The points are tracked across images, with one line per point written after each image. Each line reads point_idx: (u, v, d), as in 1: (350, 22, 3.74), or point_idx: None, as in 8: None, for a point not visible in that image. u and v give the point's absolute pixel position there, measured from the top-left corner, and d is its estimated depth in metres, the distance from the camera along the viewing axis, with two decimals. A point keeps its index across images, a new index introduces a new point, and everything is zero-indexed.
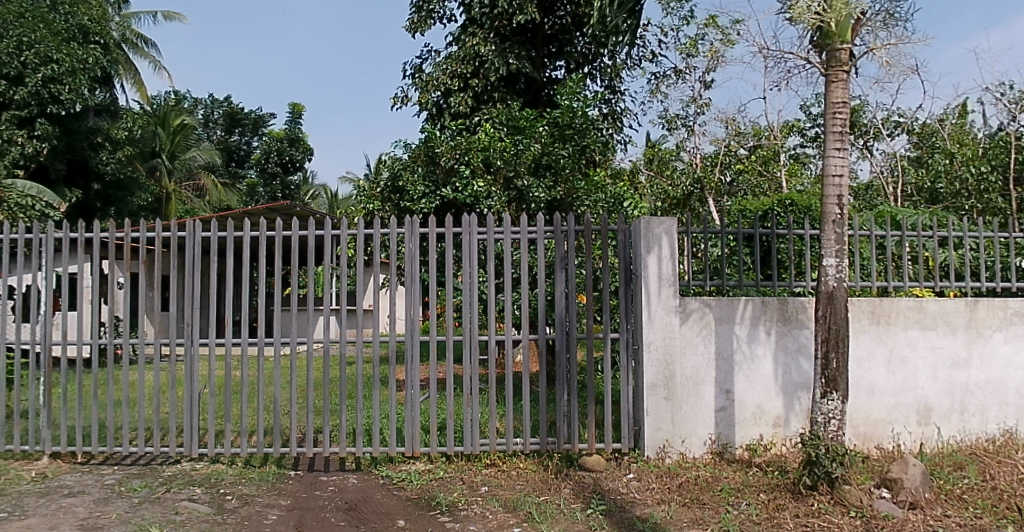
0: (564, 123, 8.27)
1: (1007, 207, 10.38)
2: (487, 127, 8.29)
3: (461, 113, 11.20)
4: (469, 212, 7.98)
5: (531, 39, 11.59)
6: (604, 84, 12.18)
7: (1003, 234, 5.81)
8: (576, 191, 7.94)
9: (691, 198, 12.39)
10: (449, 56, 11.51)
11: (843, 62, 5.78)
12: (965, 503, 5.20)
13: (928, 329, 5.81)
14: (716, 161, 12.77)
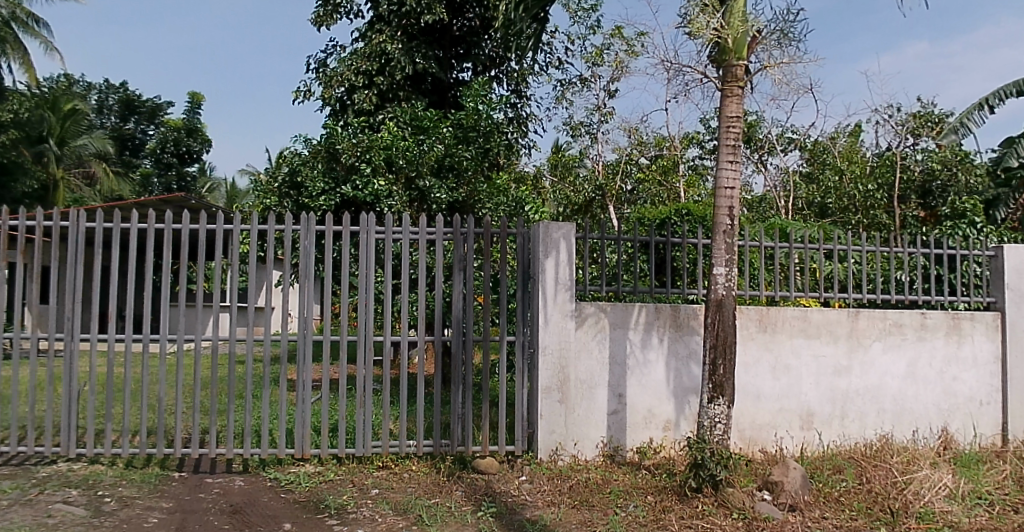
0: (469, 126, 8.22)
1: (889, 223, 12.59)
2: (391, 125, 8.17)
3: (365, 110, 11.09)
4: (368, 212, 7.90)
5: (439, 40, 11.52)
6: (511, 88, 12.27)
7: (884, 248, 5.87)
8: (478, 193, 7.97)
9: (592, 205, 13.63)
10: (355, 52, 11.37)
11: (738, 78, 5.93)
12: (841, 505, 5.43)
13: (812, 338, 5.95)
14: (617, 168, 13.87)
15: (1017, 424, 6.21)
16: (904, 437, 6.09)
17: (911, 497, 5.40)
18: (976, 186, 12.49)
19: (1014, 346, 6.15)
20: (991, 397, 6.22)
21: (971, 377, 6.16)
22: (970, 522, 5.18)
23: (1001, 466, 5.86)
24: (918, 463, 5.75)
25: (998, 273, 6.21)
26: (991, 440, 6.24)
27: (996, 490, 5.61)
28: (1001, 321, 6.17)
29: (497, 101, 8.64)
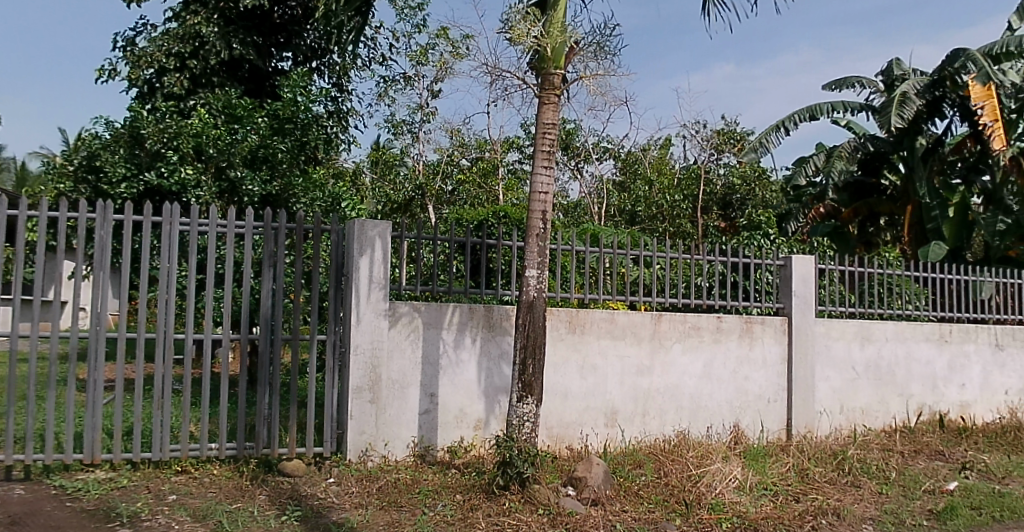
0: (285, 117, 8.08)
1: (691, 233, 14.39)
2: (201, 111, 7.99)
3: (175, 95, 10.29)
4: (174, 202, 7.65)
5: (258, 26, 10.92)
6: (332, 81, 11.75)
7: (685, 256, 6.22)
8: (293, 187, 7.96)
9: (411, 204, 14.95)
10: (166, 31, 10.58)
11: (555, 86, 6.01)
12: (639, 498, 5.68)
13: (618, 339, 6.17)
14: (438, 169, 15.06)
15: (800, 420, 6.76)
16: (700, 433, 6.45)
17: (704, 489, 5.73)
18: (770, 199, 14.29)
19: (797, 348, 6.70)
20: (778, 396, 6.72)
21: (761, 377, 6.63)
22: (757, 512, 5.56)
23: (786, 458, 6.32)
24: (711, 457, 6.10)
25: (787, 282, 6.73)
26: (776, 434, 6.75)
27: (780, 481, 6.03)
28: (788, 325, 6.70)
29: (317, 95, 8.54)
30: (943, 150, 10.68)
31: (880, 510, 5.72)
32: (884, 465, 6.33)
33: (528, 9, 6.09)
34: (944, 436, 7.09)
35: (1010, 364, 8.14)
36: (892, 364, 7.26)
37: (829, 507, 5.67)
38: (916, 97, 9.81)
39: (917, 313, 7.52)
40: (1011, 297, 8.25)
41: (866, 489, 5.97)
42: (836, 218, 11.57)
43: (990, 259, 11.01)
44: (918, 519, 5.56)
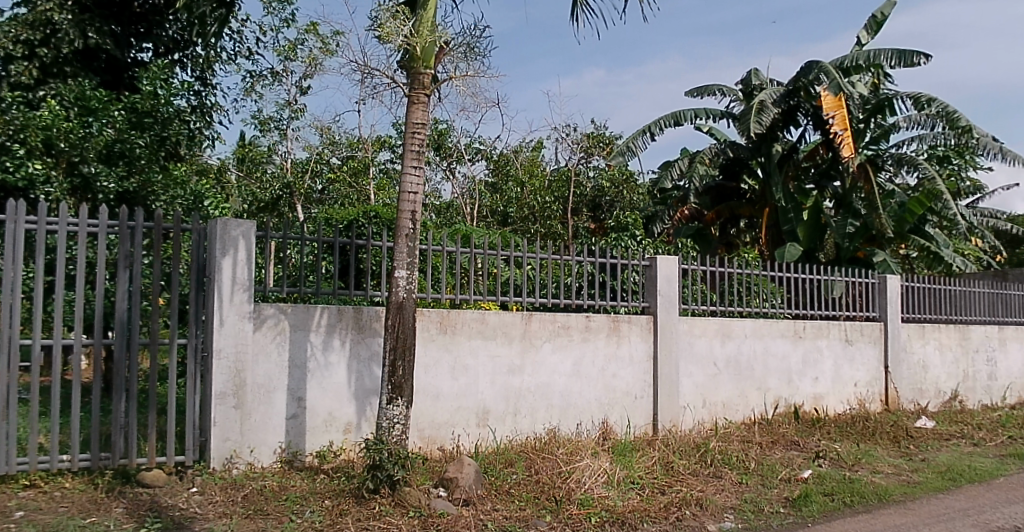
0: (144, 111, 7.91)
1: (562, 234, 14.76)
2: (50, 102, 7.52)
3: (22, 85, 9.07)
4: (19, 198, 7.07)
5: (116, 14, 10.07)
6: (195, 75, 11.08)
7: (555, 256, 6.37)
8: (152, 184, 7.66)
9: (278, 203, 14.31)
10: (12, 17, 9.35)
11: (425, 86, 6.00)
12: (510, 496, 5.73)
13: (488, 339, 6.24)
14: (308, 167, 14.80)
15: (665, 415, 7.02)
16: (570, 429, 6.59)
17: (574, 485, 5.84)
18: (636, 202, 15.13)
19: (662, 346, 6.96)
20: (645, 392, 6.95)
21: (628, 373, 6.85)
22: (624, 505, 5.71)
23: (652, 452, 6.51)
24: (581, 453, 6.22)
25: (651, 282, 7.01)
26: (643, 429, 6.99)
27: (646, 475, 6.19)
28: (653, 323, 6.96)
29: (178, 89, 8.44)
30: (797, 156, 11.61)
31: (740, 499, 5.99)
32: (743, 455, 6.62)
33: (398, 9, 6.10)
34: (798, 427, 7.52)
35: (858, 358, 8.73)
36: (750, 360, 7.64)
37: (693, 498, 5.89)
38: (773, 105, 10.59)
39: (774, 311, 7.95)
40: (859, 295, 8.87)
41: (728, 479, 6.23)
42: (699, 221, 12.32)
43: (841, 260, 11.71)
44: (775, 506, 5.84)
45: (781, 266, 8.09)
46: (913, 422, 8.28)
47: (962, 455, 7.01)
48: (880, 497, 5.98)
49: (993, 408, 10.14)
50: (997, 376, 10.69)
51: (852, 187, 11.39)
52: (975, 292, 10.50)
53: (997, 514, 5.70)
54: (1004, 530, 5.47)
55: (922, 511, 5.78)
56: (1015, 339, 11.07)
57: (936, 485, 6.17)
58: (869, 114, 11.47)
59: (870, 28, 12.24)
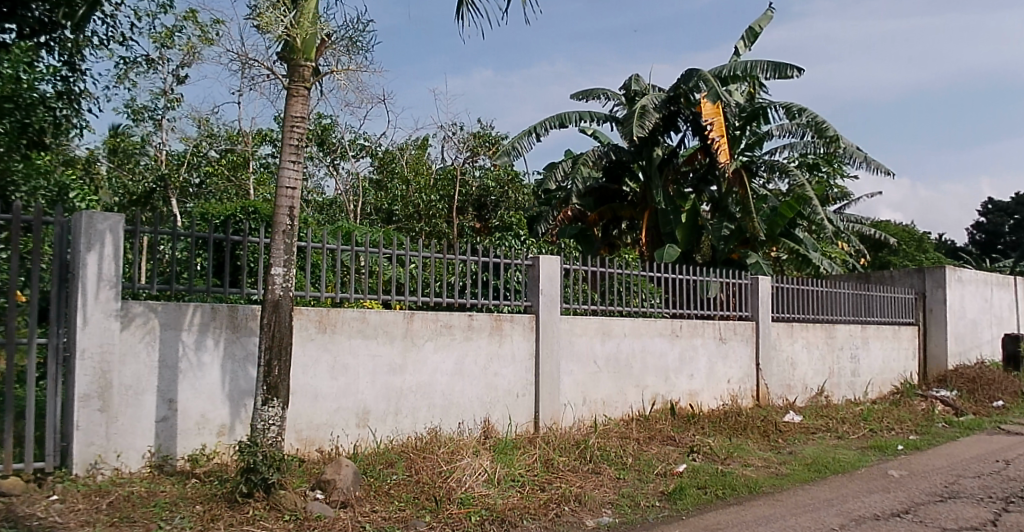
0: (4, 96, 7.48)
1: (447, 232, 14.29)
2: None
3: None
4: None
5: None
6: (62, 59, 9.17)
7: (438, 255, 6.42)
8: (13, 172, 7.37)
9: (151, 196, 13.65)
10: None
11: (305, 79, 5.92)
12: (389, 497, 5.65)
13: (369, 338, 6.20)
14: (183, 160, 14.25)
15: (546, 412, 7.16)
16: (451, 428, 6.62)
17: (454, 485, 5.81)
18: (521, 202, 14.92)
19: (543, 344, 7.10)
20: (526, 390, 7.06)
21: (510, 372, 6.95)
22: (503, 503, 5.73)
23: (532, 450, 6.56)
24: (461, 453, 6.22)
25: (534, 281, 7.15)
26: (524, 427, 7.10)
27: (526, 472, 6.22)
28: (536, 322, 7.09)
29: (43, 74, 8.02)
30: (678, 161, 12.25)
31: (617, 494, 6.09)
32: (621, 451, 6.76)
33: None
34: (673, 422, 7.80)
35: (731, 356, 9.09)
36: (628, 357, 7.89)
37: (572, 494, 5.97)
38: (654, 110, 11.15)
39: (653, 310, 8.22)
40: (734, 295, 9.25)
41: (606, 475, 6.34)
42: (582, 222, 12.95)
43: (716, 262, 12.38)
44: (651, 500, 5.97)
45: (660, 267, 8.37)
46: (781, 416, 8.70)
47: (825, 447, 7.45)
48: (749, 489, 6.18)
49: (856, 403, 10.78)
50: (860, 373, 11.42)
51: (728, 190, 11.91)
52: (843, 293, 11.12)
53: (857, 503, 5.98)
54: (863, 518, 5.73)
55: (790, 502, 5.98)
56: (876, 338, 11.87)
57: (801, 476, 6.44)
58: (745, 121, 12.04)
59: (748, 38, 12.70)
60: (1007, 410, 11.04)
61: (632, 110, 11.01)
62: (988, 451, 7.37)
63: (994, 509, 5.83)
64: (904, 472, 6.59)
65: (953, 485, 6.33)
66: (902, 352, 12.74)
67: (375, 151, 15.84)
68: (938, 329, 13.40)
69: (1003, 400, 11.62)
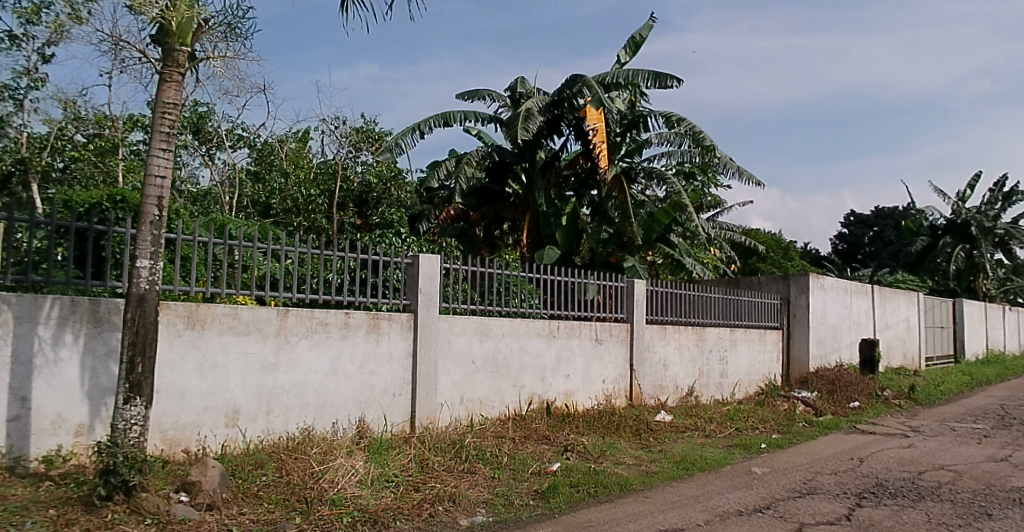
0: None
1: (327, 228, 13.42)
2: None
3: None
4: None
5: None
6: None
7: (315, 251, 6.39)
8: None
9: (11, 180, 11.94)
10: None
11: (180, 64, 5.67)
12: (258, 499, 5.48)
13: (240, 335, 6.05)
14: (45, 143, 13.12)
15: (422, 412, 7.20)
16: (325, 428, 6.56)
17: (326, 486, 5.69)
18: (404, 200, 14.22)
19: (420, 344, 7.16)
20: (402, 389, 7.09)
21: (387, 371, 6.96)
22: (376, 504, 5.65)
23: (408, 450, 6.52)
24: (335, 453, 6.12)
25: (413, 280, 7.23)
26: (399, 427, 7.11)
27: (401, 472, 6.18)
28: (414, 320, 7.15)
29: None
30: (558, 164, 12.83)
31: (491, 493, 6.12)
32: (497, 451, 6.82)
33: None
34: (549, 422, 8.05)
35: (606, 357, 9.37)
36: (506, 357, 8.04)
37: (446, 494, 5.95)
38: (538, 113, 11.49)
39: (532, 311, 8.39)
40: (611, 297, 9.53)
41: (481, 474, 6.38)
42: (464, 221, 13.34)
43: (595, 264, 12.85)
44: (525, 499, 6.01)
45: (541, 268, 8.51)
46: (653, 416, 9.04)
47: (692, 447, 7.78)
48: (620, 486, 6.33)
49: (722, 403, 11.25)
50: (727, 373, 11.92)
51: (607, 195, 12.72)
52: (712, 297, 11.60)
53: (721, 499, 6.17)
54: (727, 514, 5.86)
55: (658, 499, 6.12)
56: (743, 341, 12.44)
57: (670, 474, 6.64)
58: (625, 128, 12.58)
59: (629, 48, 13.11)
60: (862, 410, 11.62)
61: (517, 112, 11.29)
62: (844, 450, 7.85)
63: (848, 503, 6.13)
64: (766, 469, 6.92)
65: (811, 481, 6.66)
66: (767, 354, 13.39)
67: (252, 142, 15.41)
68: (800, 332, 14.19)
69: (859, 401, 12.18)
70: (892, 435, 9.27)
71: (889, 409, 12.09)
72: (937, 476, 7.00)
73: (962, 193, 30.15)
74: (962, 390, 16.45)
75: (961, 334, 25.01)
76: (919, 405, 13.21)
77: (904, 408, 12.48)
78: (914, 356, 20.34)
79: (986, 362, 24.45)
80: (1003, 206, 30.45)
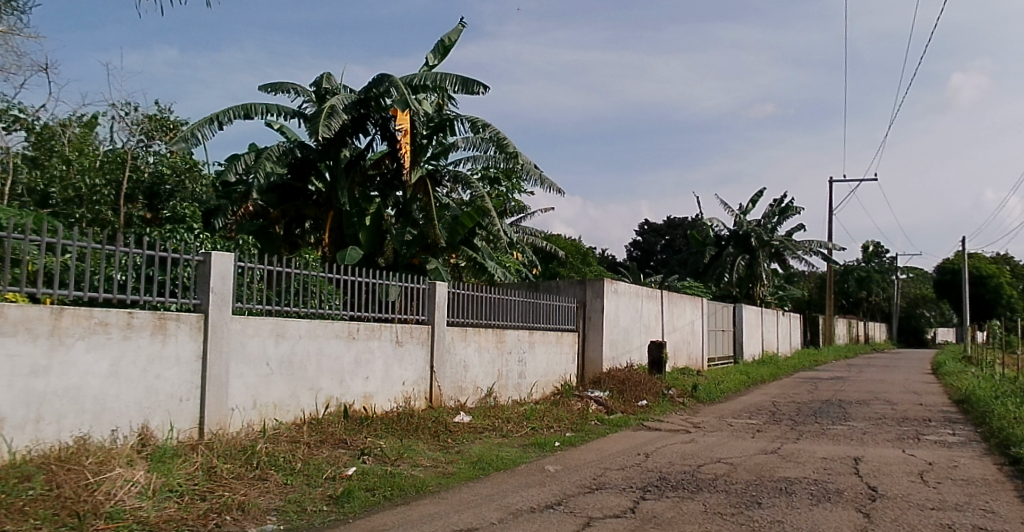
0: None
1: (113, 221, 12.77)
2: None
3: None
4: None
5: None
6: None
7: (99, 246, 6.05)
8: None
9: None
10: None
11: None
12: (23, 515, 4.79)
13: (7, 336, 5.49)
14: None
15: (211, 418, 7.20)
16: (102, 436, 6.17)
17: (102, 498, 5.19)
18: (199, 193, 14.03)
19: (209, 345, 7.14)
20: (190, 394, 7.01)
21: (172, 375, 6.82)
22: (158, 515, 5.28)
23: (194, 457, 6.30)
24: (112, 463, 5.68)
25: (204, 278, 7.21)
26: (187, 433, 6.99)
27: (186, 482, 5.90)
28: (203, 322, 7.12)
29: None
30: (363, 163, 13.11)
31: (283, 500, 6.02)
32: (290, 457, 6.93)
33: None
34: (346, 425, 8.63)
35: (406, 359, 10.12)
36: (302, 360, 8.41)
37: (234, 503, 5.73)
38: (343, 111, 11.87)
39: (331, 312, 8.95)
40: (411, 300, 10.30)
41: (272, 480, 6.36)
42: (263, 218, 13.51)
43: (398, 266, 13.42)
44: (318, 505, 5.93)
45: (340, 270, 9.04)
46: (453, 418, 10.21)
47: (490, 447, 8.88)
48: (416, 488, 6.60)
49: (519, 403, 12.32)
50: (525, 374, 12.96)
51: (413, 197, 13.62)
52: (514, 299, 12.70)
53: (515, 497, 6.41)
54: (520, 511, 6.02)
55: (454, 500, 6.28)
56: (541, 343, 13.52)
57: (465, 475, 7.23)
58: (432, 131, 13.28)
59: (437, 52, 14.12)
60: (649, 408, 13.23)
61: (320, 108, 11.56)
62: (631, 447, 9.13)
63: (633, 497, 6.48)
64: (558, 467, 7.77)
65: (601, 477, 7.19)
66: (563, 356, 14.36)
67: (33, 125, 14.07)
68: (595, 335, 15.14)
69: (647, 398, 13.89)
70: (676, 431, 10.79)
71: (672, 406, 13.90)
72: (713, 469, 7.81)
73: (744, 207, 33.45)
74: (741, 389, 18.43)
75: (739, 334, 27.66)
76: (699, 403, 14.94)
77: (687, 404, 14.39)
78: (698, 357, 22.29)
79: (761, 362, 27.40)
80: (779, 221, 34.06)
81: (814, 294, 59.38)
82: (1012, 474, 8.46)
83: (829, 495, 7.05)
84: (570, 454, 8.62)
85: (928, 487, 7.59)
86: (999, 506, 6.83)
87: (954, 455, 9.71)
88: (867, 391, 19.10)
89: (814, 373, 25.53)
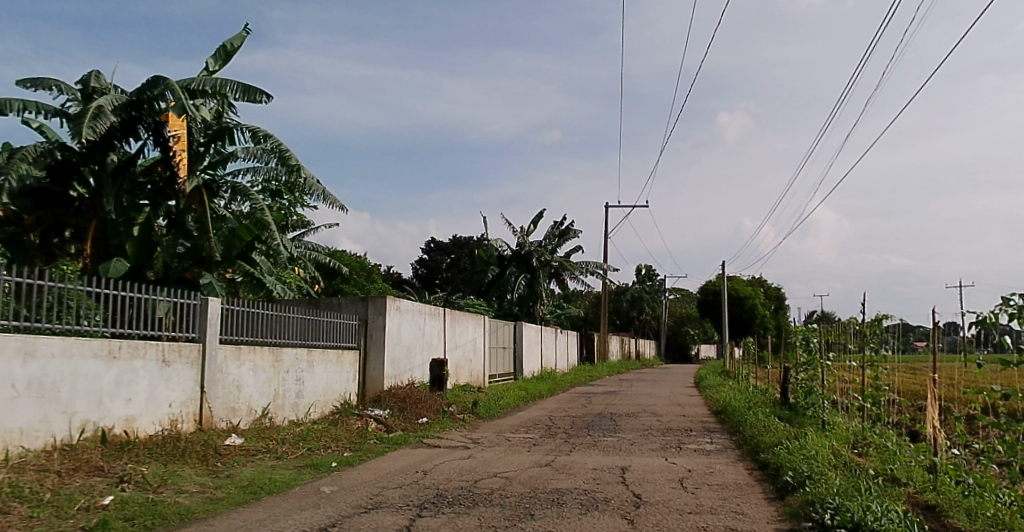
0: None
1: None
2: None
3: None
4: None
5: None
6: None
7: None
8: None
9: None
10: None
11: None
12: None
13: None
14: None
15: None
16: None
17: None
18: None
19: None
20: None
21: None
22: None
23: None
24: None
25: None
26: None
27: None
28: None
29: None
30: (133, 169, 12.24)
31: None
32: (37, 488, 6.36)
33: None
34: (103, 451, 7.99)
35: (173, 379, 9.59)
36: (55, 381, 7.70)
37: None
38: (112, 112, 11.03)
39: (89, 329, 8.30)
40: (180, 317, 9.83)
41: (15, 514, 5.81)
42: (14, 224, 11.98)
43: (167, 280, 12.70)
44: None
45: (102, 284, 8.45)
46: (223, 441, 9.82)
47: (262, 470, 8.69)
48: (180, 516, 6.36)
49: (295, 423, 12.09)
50: (302, 393, 12.76)
51: (186, 207, 12.67)
52: (291, 317, 12.49)
53: (288, 521, 6.43)
54: None
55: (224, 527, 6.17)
56: (319, 361, 13.38)
57: (234, 501, 7.07)
58: (209, 139, 12.76)
59: (218, 57, 13.57)
60: (427, 425, 13.63)
61: (85, 108, 10.63)
62: (411, 465, 9.43)
63: (409, 515, 6.79)
64: (333, 487, 7.90)
65: (376, 497, 7.40)
66: (343, 374, 14.32)
67: None
68: (376, 352, 15.29)
69: (426, 416, 14.30)
70: (455, 448, 11.29)
71: (451, 422, 14.42)
72: (490, 483, 8.37)
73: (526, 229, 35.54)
74: (519, 404, 19.53)
75: (517, 352, 29.21)
76: (479, 419, 15.64)
77: (465, 421, 15.01)
78: (479, 374, 23.23)
79: (538, 378, 29.14)
80: (557, 243, 36.58)
81: (589, 313, 64.17)
82: (760, 477, 10.06)
83: (596, 504, 7.91)
84: (347, 475, 8.71)
85: (684, 493, 8.77)
86: (747, 507, 8.15)
87: (712, 463, 11.25)
88: (632, 404, 21.14)
89: (588, 388, 27.67)
